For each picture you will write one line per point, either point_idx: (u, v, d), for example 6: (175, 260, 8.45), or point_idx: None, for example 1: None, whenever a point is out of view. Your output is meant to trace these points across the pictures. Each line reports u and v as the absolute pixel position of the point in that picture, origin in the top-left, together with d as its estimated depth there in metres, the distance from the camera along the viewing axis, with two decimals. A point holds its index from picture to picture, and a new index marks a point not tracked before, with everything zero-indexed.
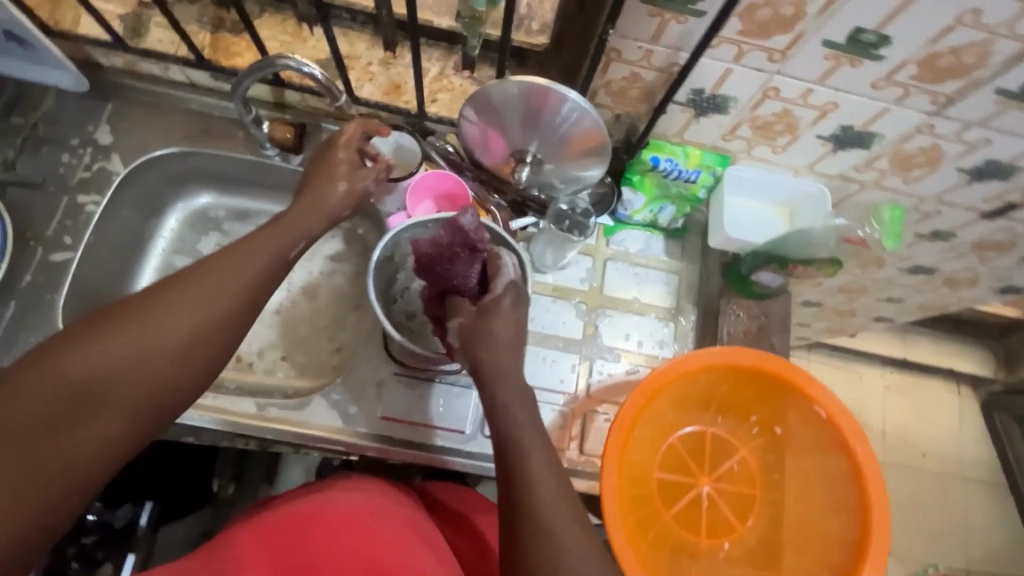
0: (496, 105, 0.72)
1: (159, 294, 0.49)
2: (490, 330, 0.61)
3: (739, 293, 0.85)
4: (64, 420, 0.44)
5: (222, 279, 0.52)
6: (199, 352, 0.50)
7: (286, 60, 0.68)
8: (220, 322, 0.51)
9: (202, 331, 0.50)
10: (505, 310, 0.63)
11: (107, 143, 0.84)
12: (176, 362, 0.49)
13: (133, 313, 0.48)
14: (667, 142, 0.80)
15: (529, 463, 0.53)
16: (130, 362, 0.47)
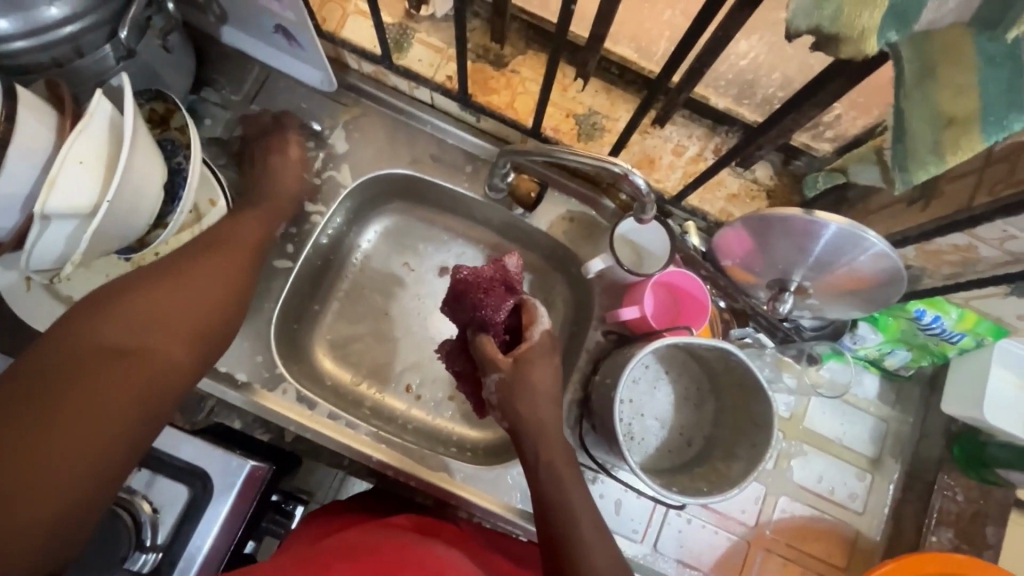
0: (779, 230, 0.65)
1: (161, 272, 0.57)
2: (529, 380, 0.64)
3: (963, 470, 0.77)
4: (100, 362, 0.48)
5: (203, 277, 0.59)
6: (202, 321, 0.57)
7: (615, 165, 0.58)
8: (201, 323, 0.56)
9: (199, 301, 0.57)
10: (548, 365, 0.66)
11: (339, 152, 0.81)
12: (167, 326, 0.54)
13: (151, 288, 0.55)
14: (946, 301, 0.70)
15: (574, 523, 0.56)
16: (141, 315, 0.52)
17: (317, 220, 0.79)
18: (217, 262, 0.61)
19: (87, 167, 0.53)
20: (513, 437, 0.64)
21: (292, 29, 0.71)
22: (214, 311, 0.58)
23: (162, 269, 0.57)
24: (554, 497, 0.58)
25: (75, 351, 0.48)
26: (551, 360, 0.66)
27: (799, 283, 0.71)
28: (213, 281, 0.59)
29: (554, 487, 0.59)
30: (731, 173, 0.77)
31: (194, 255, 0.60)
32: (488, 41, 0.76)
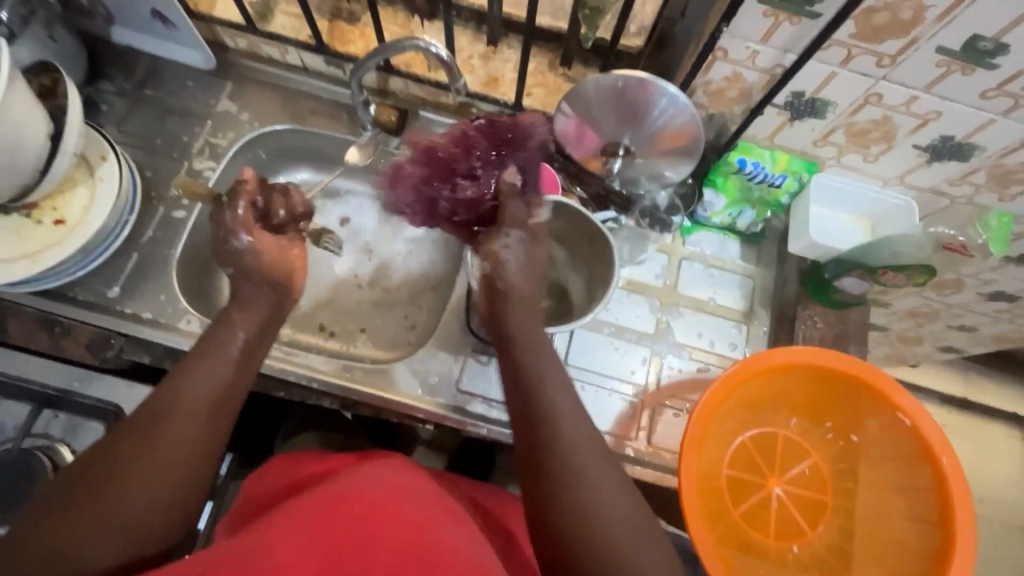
0: (593, 99, 0.77)
1: (165, 392, 0.55)
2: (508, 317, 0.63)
3: (814, 299, 0.86)
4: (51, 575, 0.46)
5: (168, 437, 0.52)
6: (196, 448, 0.54)
7: (415, 41, 0.69)
8: (170, 490, 0.51)
9: (165, 491, 0.51)
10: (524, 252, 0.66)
11: (225, 118, 0.91)
12: (136, 513, 0.50)
13: (112, 468, 0.50)
14: (756, 145, 0.82)
15: (588, 470, 0.52)
16: (107, 509, 0.49)
17: (209, 175, 0.88)
18: (211, 373, 0.58)
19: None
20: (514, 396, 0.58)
21: (166, 10, 0.83)
22: (217, 442, 0.56)
23: (163, 393, 0.55)
24: (560, 421, 0.54)
25: (91, 467, 0.51)
26: (538, 248, 0.67)
27: (627, 146, 0.82)
28: (207, 398, 0.56)
29: (555, 415, 0.55)
30: (566, 81, 0.88)
31: (188, 369, 0.58)
32: (340, 3, 0.89)
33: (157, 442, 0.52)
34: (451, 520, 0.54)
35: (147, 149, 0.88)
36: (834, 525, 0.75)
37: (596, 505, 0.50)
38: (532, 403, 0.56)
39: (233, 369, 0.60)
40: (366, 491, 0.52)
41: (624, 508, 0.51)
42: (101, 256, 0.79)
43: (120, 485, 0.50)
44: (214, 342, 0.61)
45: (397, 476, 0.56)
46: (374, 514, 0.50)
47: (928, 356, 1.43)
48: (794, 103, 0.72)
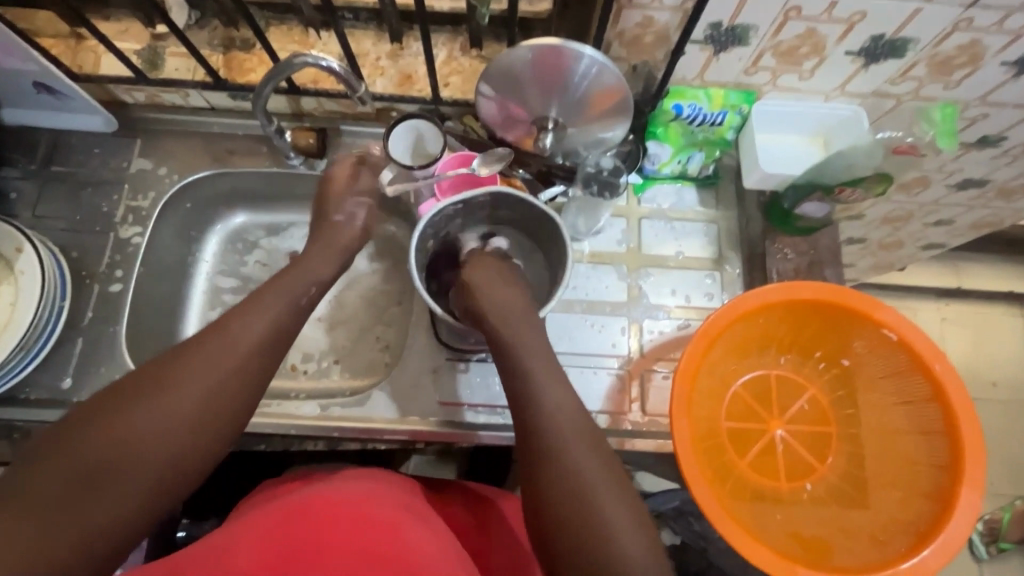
0: (510, 75, 0.73)
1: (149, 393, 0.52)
2: (501, 297, 0.70)
3: (782, 231, 0.83)
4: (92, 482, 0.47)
5: (204, 366, 0.55)
6: (192, 454, 0.52)
7: (304, 57, 0.66)
8: (202, 413, 0.53)
9: (198, 412, 0.53)
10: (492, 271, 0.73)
11: (143, 178, 0.87)
12: (185, 433, 0.52)
13: (148, 385, 0.52)
14: (687, 86, 0.78)
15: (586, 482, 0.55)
16: (151, 420, 0.50)
17: (138, 241, 0.84)
18: (252, 324, 0.59)
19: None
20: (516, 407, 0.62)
21: (48, 80, 0.78)
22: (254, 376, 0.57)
23: (150, 393, 0.52)
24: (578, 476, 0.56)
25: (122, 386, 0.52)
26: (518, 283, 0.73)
27: (557, 119, 0.77)
28: (197, 413, 0.53)
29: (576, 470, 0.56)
30: (482, 62, 0.84)
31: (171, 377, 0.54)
32: (230, 33, 0.84)
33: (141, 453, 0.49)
34: (407, 518, 0.59)
35: (69, 229, 0.84)
36: (843, 455, 0.73)
37: (606, 526, 0.53)
38: (541, 457, 0.57)
39: (254, 362, 0.58)
40: (310, 502, 0.57)
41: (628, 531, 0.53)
42: (45, 349, 0.75)
43: (164, 395, 0.52)
44: (260, 305, 0.62)
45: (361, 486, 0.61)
46: (316, 520, 0.54)
47: (914, 257, 1.42)
48: (715, 36, 0.68)
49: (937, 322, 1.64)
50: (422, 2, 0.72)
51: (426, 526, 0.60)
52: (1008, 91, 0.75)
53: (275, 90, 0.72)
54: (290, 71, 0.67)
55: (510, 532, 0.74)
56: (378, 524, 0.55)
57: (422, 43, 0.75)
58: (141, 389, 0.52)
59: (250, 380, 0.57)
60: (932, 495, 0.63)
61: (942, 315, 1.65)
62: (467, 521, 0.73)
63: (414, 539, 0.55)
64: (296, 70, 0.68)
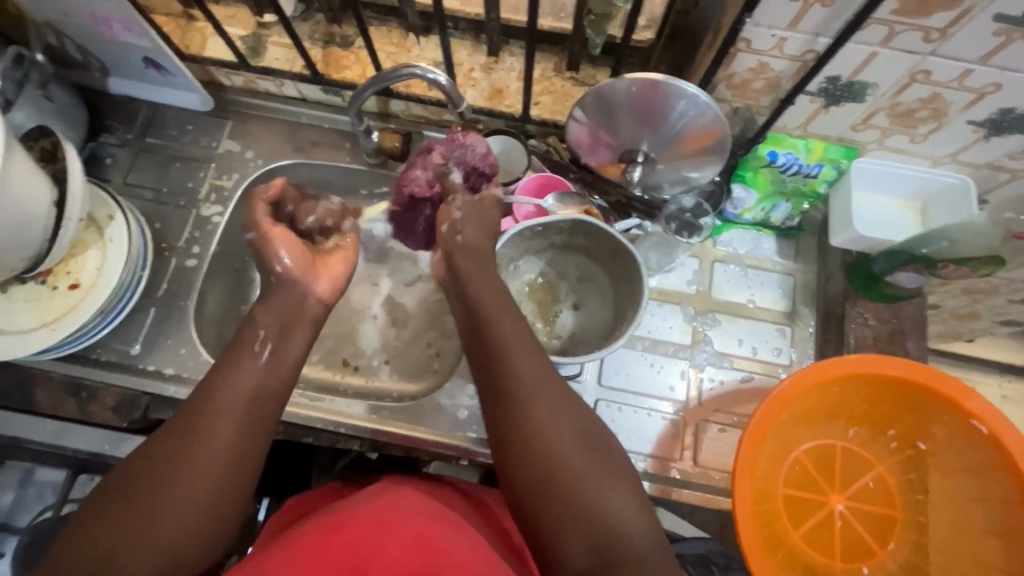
0: (607, 104, 0.71)
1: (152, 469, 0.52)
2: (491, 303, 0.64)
3: (865, 295, 0.79)
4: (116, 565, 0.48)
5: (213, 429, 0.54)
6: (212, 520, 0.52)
7: (412, 69, 0.66)
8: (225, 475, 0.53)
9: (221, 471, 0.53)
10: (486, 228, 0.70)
11: (229, 158, 0.89)
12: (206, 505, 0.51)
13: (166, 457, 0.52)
14: (787, 135, 0.75)
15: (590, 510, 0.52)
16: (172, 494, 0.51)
17: (217, 220, 0.86)
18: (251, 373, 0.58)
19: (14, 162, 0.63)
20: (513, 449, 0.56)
21: (157, 57, 0.81)
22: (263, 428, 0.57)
23: (153, 469, 0.51)
24: (568, 463, 0.53)
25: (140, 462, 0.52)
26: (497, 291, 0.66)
27: (646, 153, 0.76)
28: (209, 467, 0.52)
29: (553, 456, 0.54)
30: (575, 85, 0.83)
31: (166, 446, 0.53)
32: (331, 28, 0.85)
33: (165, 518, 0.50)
34: (444, 526, 0.59)
35: (157, 200, 0.87)
36: (906, 542, 0.69)
37: (607, 514, 0.51)
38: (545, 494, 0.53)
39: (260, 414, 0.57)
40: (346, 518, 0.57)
41: (634, 520, 0.52)
42: (121, 315, 0.78)
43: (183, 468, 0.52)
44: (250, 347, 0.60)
45: (391, 498, 0.61)
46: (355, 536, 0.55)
47: (986, 330, 1.34)
48: (829, 89, 0.66)
49: (997, 399, 1.55)
50: (534, 21, 0.71)
51: (465, 535, 0.59)
52: None
53: (374, 93, 0.73)
54: (392, 81, 0.68)
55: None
56: (410, 543, 0.55)
57: (523, 61, 0.74)
58: (143, 467, 0.52)
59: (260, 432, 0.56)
60: None
61: (1004, 392, 1.55)
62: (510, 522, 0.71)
63: (450, 547, 0.56)
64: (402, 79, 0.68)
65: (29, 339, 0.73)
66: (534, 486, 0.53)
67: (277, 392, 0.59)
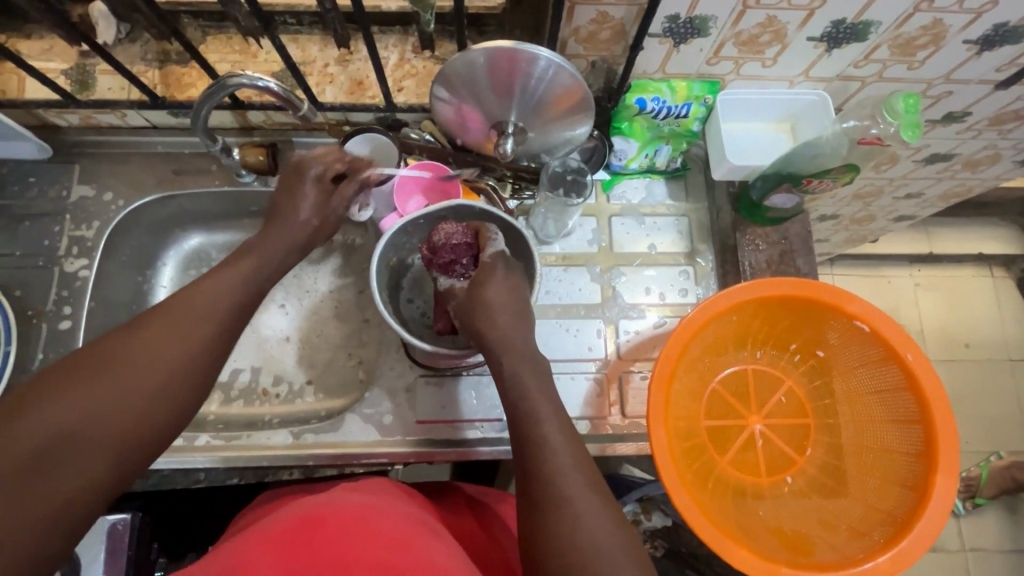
0: (464, 79, 0.68)
1: (76, 374, 0.45)
2: (485, 299, 0.62)
3: (751, 222, 0.82)
4: (52, 455, 0.42)
5: (177, 328, 0.51)
6: (158, 419, 0.48)
7: (239, 77, 0.62)
8: (185, 374, 0.50)
9: (188, 363, 0.50)
10: (505, 281, 0.64)
11: (85, 205, 0.82)
12: (159, 399, 0.48)
13: (121, 347, 0.48)
14: (649, 80, 0.75)
15: (590, 535, 0.47)
16: (120, 388, 0.46)
17: (85, 275, 0.79)
18: (230, 280, 0.57)
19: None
20: (523, 480, 0.52)
21: None
22: (229, 336, 0.55)
23: (85, 370, 0.46)
24: (555, 468, 0.51)
25: (84, 357, 0.47)
26: (515, 289, 0.64)
27: (516, 123, 0.74)
28: (164, 365, 0.49)
29: (552, 468, 0.51)
30: (436, 64, 0.80)
31: (99, 357, 0.47)
32: (164, 46, 0.79)
33: (78, 420, 0.43)
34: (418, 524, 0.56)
35: (10, 265, 0.79)
36: (821, 445, 0.74)
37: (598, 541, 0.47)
38: (549, 510, 0.49)
39: (230, 316, 0.55)
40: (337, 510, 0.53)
41: (608, 522, 0.48)
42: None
43: (142, 355, 0.48)
44: (239, 259, 0.61)
45: (372, 500, 0.57)
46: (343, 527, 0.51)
47: (886, 228, 1.43)
48: (672, 29, 0.66)
49: (911, 288, 1.67)
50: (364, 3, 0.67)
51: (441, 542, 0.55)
52: (972, 68, 0.74)
53: (214, 107, 0.68)
54: (225, 93, 0.64)
55: (511, 532, 0.74)
56: (388, 537, 0.51)
57: (366, 49, 0.71)
58: (78, 365, 0.46)
59: (230, 334, 0.55)
60: (910, 483, 0.63)
61: (916, 281, 1.68)
62: (473, 528, 0.72)
63: (430, 551, 0.51)
64: (233, 90, 0.64)
65: None
66: (544, 499, 0.50)
67: (244, 312, 0.57)
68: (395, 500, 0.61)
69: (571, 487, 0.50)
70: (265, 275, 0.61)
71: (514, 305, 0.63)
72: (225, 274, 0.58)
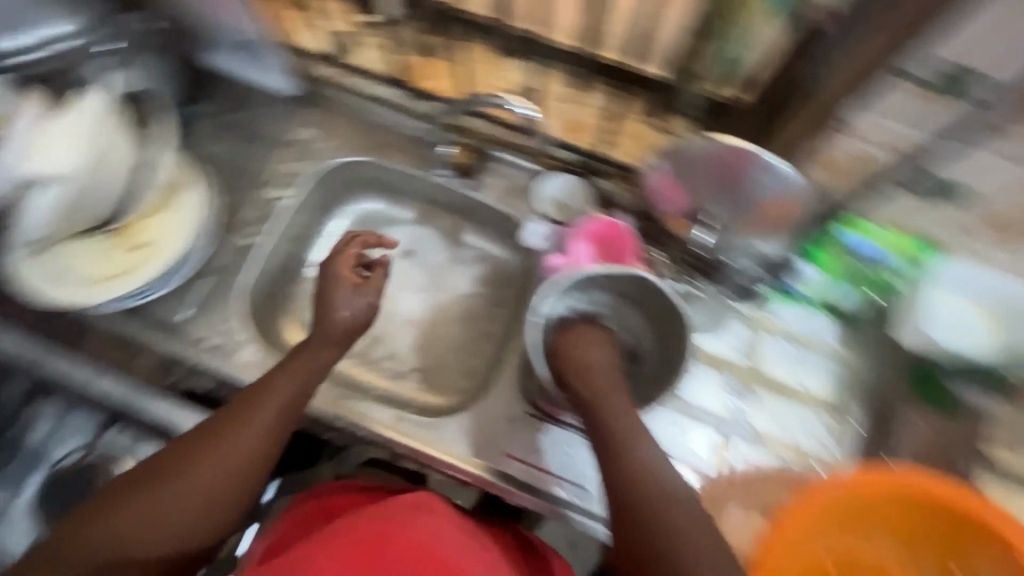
0: (689, 158, 0.70)
1: (142, 496, 0.58)
2: (585, 356, 0.67)
3: (923, 399, 0.77)
4: (105, 572, 0.55)
5: (238, 437, 0.61)
6: (200, 524, 0.59)
7: (507, 97, 0.70)
8: (232, 475, 0.60)
9: (231, 470, 0.60)
10: (590, 333, 0.70)
11: (306, 146, 0.92)
12: (203, 511, 0.59)
13: (185, 457, 0.60)
14: (865, 220, 0.73)
15: None
16: (162, 505, 0.58)
17: (285, 204, 0.89)
18: (288, 384, 0.65)
19: (68, 132, 0.66)
20: (634, 545, 0.54)
21: (258, 40, 0.84)
22: (277, 444, 0.64)
23: (166, 466, 0.59)
24: (673, 529, 0.53)
25: (161, 459, 0.60)
26: (603, 346, 0.68)
27: (716, 215, 0.74)
28: (219, 470, 0.60)
29: (671, 534, 0.53)
30: (657, 132, 0.82)
31: (165, 466, 0.60)
32: (423, 38, 0.88)
33: (124, 536, 0.56)
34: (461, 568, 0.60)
35: (230, 174, 0.90)
36: None
37: None
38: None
39: (272, 423, 0.63)
40: (401, 533, 0.61)
41: None
42: (177, 282, 0.81)
43: (194, 477, 0.59)
44: (297, 360, 0.67)
45: (432, 527, 0.63)
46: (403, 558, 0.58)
47: None
48: (925, 188, 0.63)
49: None
50: None
51: None
52: None
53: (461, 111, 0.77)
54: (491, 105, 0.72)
55: None
56: None
57: None
58: (169, 456, 0.60)
59: (280, 437, 0.64)
60: None
61: None
62: None
63: None
64: (496, 105, 0.72)
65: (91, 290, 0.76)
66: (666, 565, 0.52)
67: (294, 415, 0.65)
68: (449, 524, 0.65)
69: (682, 540, 0.52)
70: (309, 388, 0.67)
71: (609, 359, 0.67)
72: (277, 378, 0.66)
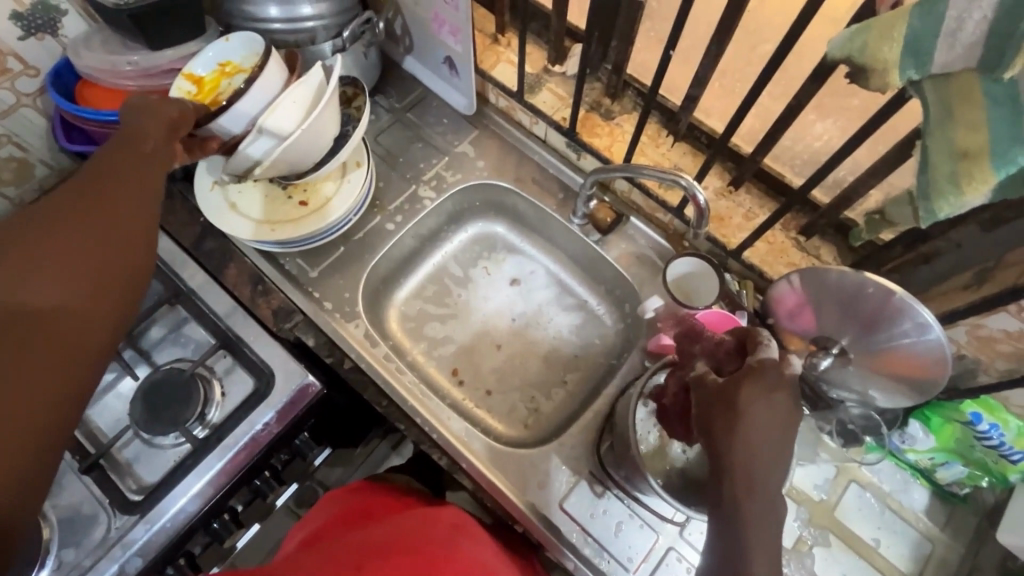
0: (830, 287, 0.68)
1: (44, 250, 0.54)
2: (745, 406, 0.54)
3: None
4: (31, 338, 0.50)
5: (119, 198, 0.60)
6: (119, 281, 0.57)
7: (678, 179, 0.73)
8: (126, 230, 0.59)
9: (128, 218, 0.59)
10: (772, 400, 0.54)
11: (461, 159, 0.99)
12: (121, 257, 0.58)
13: (62, 218, 0.56)
14: (1003, 407, 0.67)
15: None
16: (75, 250, 0.55)
17: (426, 204, 0.96)
18: (119, 155, 0.63)
19: (296, 106, 0.75)
20: None
21: (456, 59, 0.93)
22: (149, 212, 0.62)
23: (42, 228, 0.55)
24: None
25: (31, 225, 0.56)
26: (779, 401, 0.54)
27: (842, 348, 0.73)
28: (107, 221, 0.58)
29: None
30: (797, 248, 0.82)
31: (46, 223, 0.56)
32: (602, 98, 0.94)
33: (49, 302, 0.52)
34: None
35: (389, 162, 0.98)
36: None
37: None
38: None
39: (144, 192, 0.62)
40: (454, 557, 0.62)
41: None
42: (324, 239, 0.90)
43: (82, 227, 0.57)
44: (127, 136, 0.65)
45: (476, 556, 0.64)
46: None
47: None
48: None
49: None
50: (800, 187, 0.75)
51: None
52: None
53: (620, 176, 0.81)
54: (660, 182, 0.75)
55: None
56: None
57: (771, 214, 0.79)
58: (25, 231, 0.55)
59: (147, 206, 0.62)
60: None
61: None
62: None
63: None
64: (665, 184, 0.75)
65: (253, 228, 0.86)
66: None
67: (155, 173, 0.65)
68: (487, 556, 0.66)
69: None
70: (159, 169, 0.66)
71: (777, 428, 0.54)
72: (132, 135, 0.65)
